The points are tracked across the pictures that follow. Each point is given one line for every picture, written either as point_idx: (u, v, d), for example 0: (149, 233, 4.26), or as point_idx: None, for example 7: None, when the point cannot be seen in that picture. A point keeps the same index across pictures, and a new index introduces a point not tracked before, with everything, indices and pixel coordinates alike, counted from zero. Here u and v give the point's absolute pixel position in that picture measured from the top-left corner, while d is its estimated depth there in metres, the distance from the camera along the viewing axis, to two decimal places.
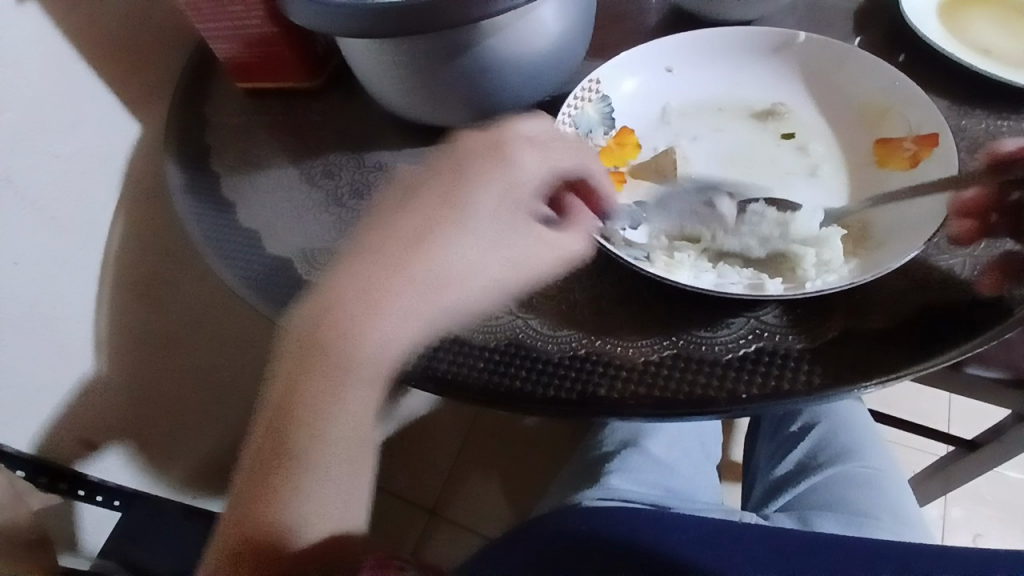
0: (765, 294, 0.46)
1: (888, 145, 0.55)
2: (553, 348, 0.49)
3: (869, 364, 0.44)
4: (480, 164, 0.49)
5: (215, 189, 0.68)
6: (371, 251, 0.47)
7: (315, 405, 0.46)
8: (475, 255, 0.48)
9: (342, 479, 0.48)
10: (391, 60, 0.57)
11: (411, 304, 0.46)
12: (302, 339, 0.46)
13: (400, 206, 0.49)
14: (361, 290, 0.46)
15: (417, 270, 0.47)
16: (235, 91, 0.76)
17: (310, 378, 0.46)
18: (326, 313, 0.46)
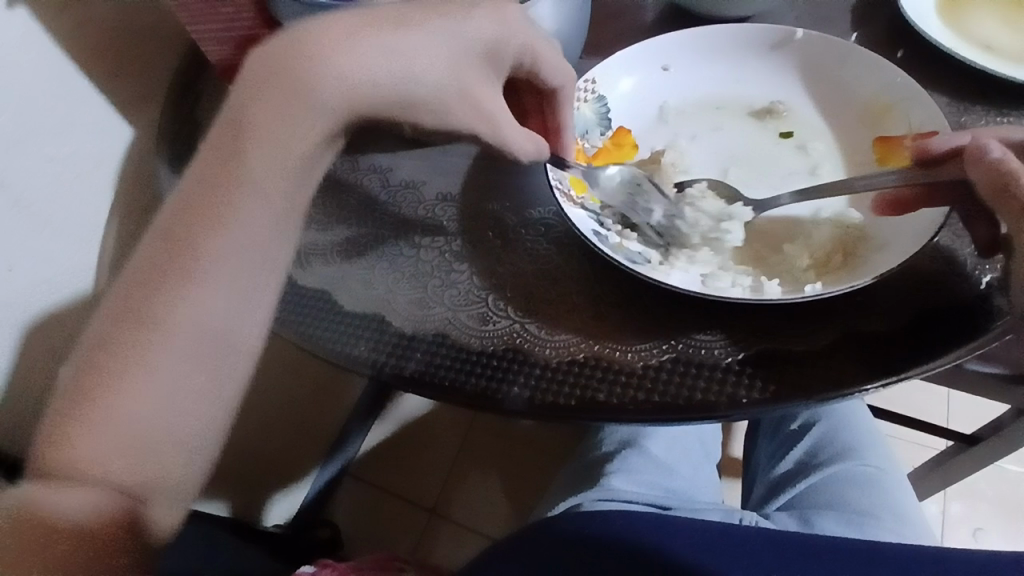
0: (765, 298, 0.46)
1: (887, 144, 0.54)
2: (552, 352, 0.48)
3: (869, 366, 0.44)
4: (483, 19, 0.45)
5: None
6: (351, 21, 0.41)
7: (203, 216, 0.36)
8: (436, 50, 0.43)
9: (190, 350, 0.34)
10: None
11: (383, 66, 0.41)
12: (226, 131, 0.37)
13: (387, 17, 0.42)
14: (309, 70, 0.38)
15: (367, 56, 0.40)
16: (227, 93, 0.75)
17: (211, 183, 0.36)
18: (261, 85, 0.38)
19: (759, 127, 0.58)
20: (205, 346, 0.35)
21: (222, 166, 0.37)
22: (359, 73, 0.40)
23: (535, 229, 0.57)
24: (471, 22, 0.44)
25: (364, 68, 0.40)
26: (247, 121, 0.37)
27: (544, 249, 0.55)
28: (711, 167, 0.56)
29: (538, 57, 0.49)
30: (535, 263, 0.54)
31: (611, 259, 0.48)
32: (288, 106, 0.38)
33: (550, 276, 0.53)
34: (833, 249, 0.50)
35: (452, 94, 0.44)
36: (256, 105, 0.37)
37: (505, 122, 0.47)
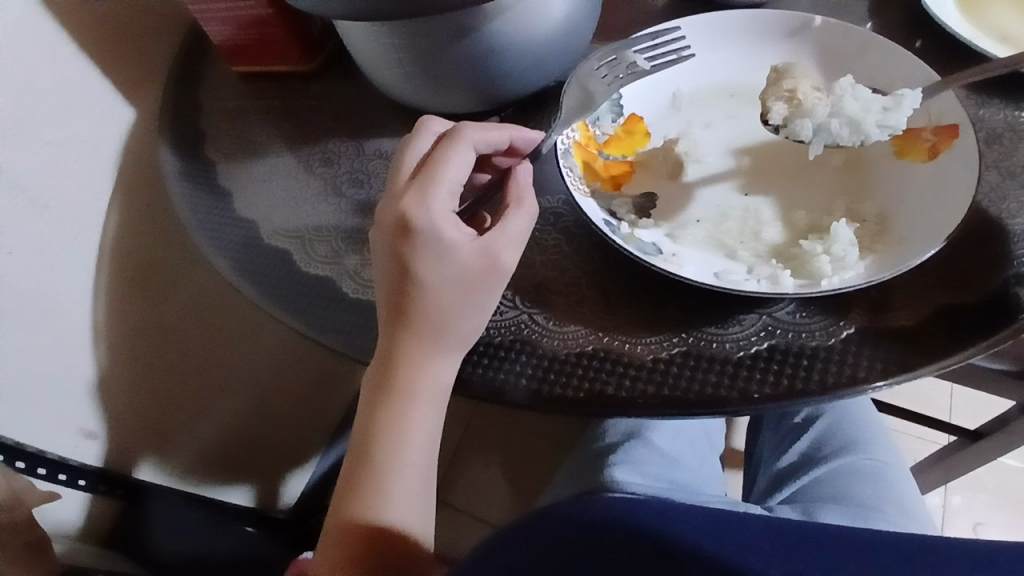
0: (781, 292, 0.43)
1: (907, 136, 0.50)
2: (560, 344, 0.48)
3: (885, 363, 0.43)
4: (425, 204, 0.44)
5: (212, 177, 0.66)
6: (400, 338, 0.45)
7: (385, 445, 0.46)
8: (466, 264, 0.44)
9: (418, 480, 0.46)
10: (389, 44, 0.55)
11: (456, 333, 0.45)
12: (374, 397, 0.46)
13: (399, 270, 0.44)
14: (415, 329, 0.44)
15: (425, 309, 0.44)
16: (229, 76, 0.74)
17: (385, 416, 0.45)
18: (388, 361, 0.45)
19: None
20: (422, 475, 0.47)
21: (392, 398, 0.45)
22: (453, 309, 0.45)
23: (543, 217, 0.55)
24: (436, 219, 0.44)
25: (434, 315, 0.44)
26: (393, 375, 0.45)
27: (553, 238, 0.54)
28: (726, 156, 0.54)
29: (453, 179, 0.45)
30: (543, 252, 0.53)
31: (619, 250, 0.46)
32: (431, 346, 0.45)
33: (559, 266, 0.52)
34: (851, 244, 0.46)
35: (489, 265, 0.45)
36: (387, 380, 0.45)
37: (503, 242, 0.45)
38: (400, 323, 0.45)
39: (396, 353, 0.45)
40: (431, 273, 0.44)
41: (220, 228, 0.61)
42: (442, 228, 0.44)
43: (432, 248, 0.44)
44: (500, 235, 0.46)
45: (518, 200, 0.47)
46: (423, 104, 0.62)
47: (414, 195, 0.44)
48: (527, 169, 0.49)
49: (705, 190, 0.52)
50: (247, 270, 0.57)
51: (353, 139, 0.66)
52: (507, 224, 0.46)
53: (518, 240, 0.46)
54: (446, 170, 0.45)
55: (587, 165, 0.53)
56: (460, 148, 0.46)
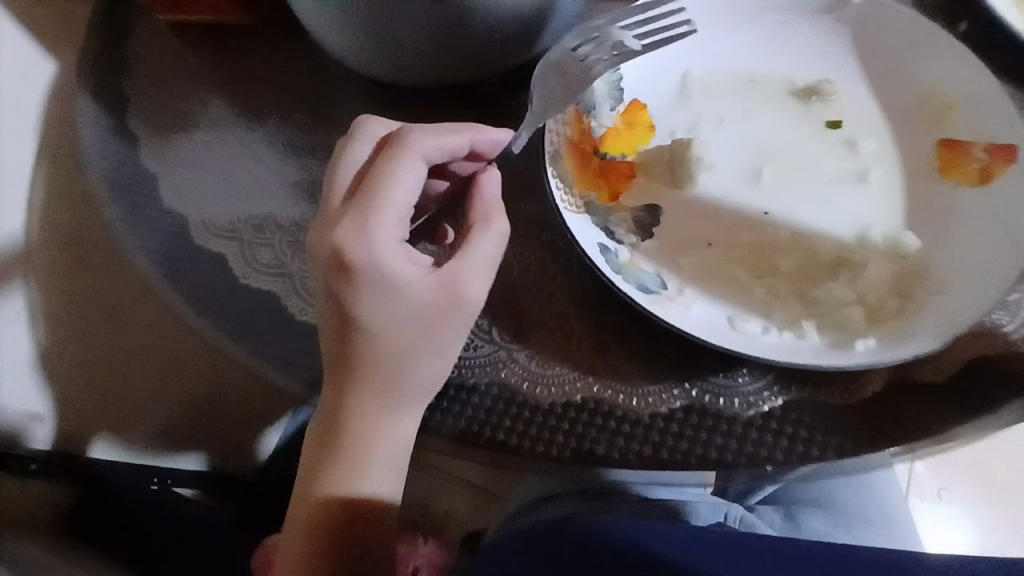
0: (802, 364, 0.35)
1: (956, 149, 0.44)
2: (544, 391, 0.41)
3: (908, 429, 0.39)
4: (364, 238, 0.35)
5: (138, 157, 0.55)
6: (343, 393, 0.38)
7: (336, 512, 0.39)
8: (422, 306, 0.37)
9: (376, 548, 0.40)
10: (341, 8, 0.44)
11: (413, 387, 0.38)
12: (320, 460, 0.39)
13: (339, 315, 0.36)
14: (363, 385, 0.37)
15: (373, 362, 0.37)
16: (157, 24, 0.62)
17: (331, 480, 0.39)
18: (331, 419, 0.38)
19: (801, 112, 0.47)
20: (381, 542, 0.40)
21: (340, 461, 0.38)
22: (410, 360, 0.37)
23: (526, 227, 0.47)
24: (381, 254, 0.36)
25: (385, 368, 0.37)
26: (339, 436, 0.38)
27: (538, 255, 0.46)
28: (744, 162, 0.45)
29: (399, 201, 0.36)
30: (525, 271, 0.45)
31: (618, 288, 0.39)
32: (381, 401, 0.37)
33: (545, 291, 0.44)
34: (886, 291, 0.39)
35: (450, 305, 0.37)
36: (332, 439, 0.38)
37: (465, 274, 0.37)
38: (343, 377, 0.37)
39: (340, 412, 0.38)
40: (379, 320, 0.36)
41: (148, 222, 0.52)
42: (390, 265, 0.36)
43: (378, 290, 0.36)
44: (463, 268, 0.37)
45: (485, 218, 0.38)
46: (384, 76, 0.52)
47: (351, 224, 0.36)
48: (494, 178, 0.40)
49: (718, 204, 0.44)
50: (178, 277, 0.49)
51: (303, 114, 0.56)
52: (472, 251, 0.37)
53: (487, 270, 0.38)
54: (390, 191, 0.36)
55: (580, 169, 0.44)
56: (405, 161, 0.37)
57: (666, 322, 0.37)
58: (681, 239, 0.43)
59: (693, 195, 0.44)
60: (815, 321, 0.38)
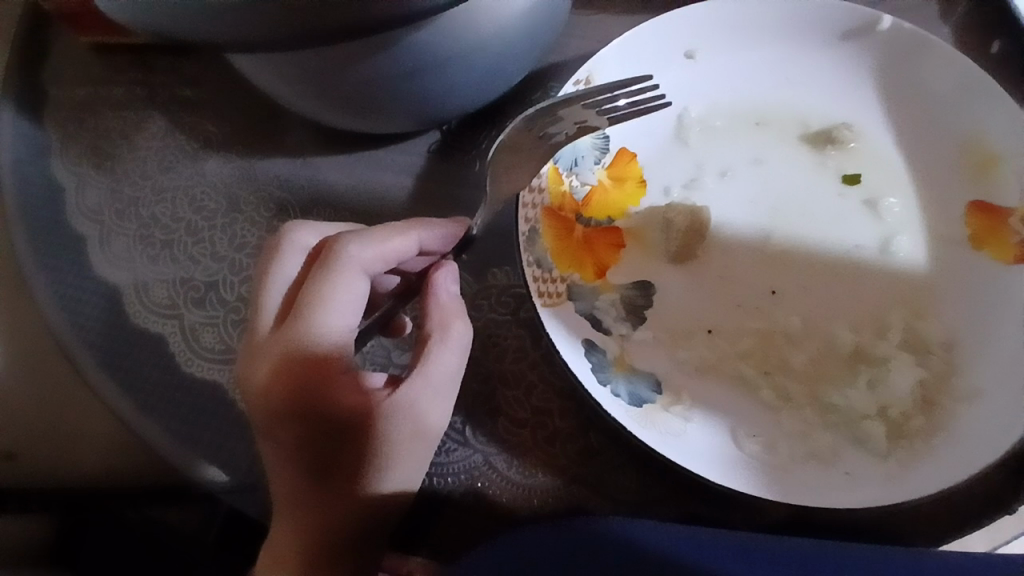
0: (813, 500, 0.31)
1: (991, 217, 0.38)
2: (526, 504, 0.36)
3: (931, 538, 0.35)
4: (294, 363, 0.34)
5: (63, 212, 0.49)
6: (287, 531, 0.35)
7: None
8: (365, 430, 0.35)
9: None
10: (274, 59, 0.38)
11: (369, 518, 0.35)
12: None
13: (277, 448, 0.35)
14: (309, 522, 0.35)
15: (319, 496, 0.35)
16: (78, 45, 0.54)
17: None
18: (276, 560, 0.36)
19: (815, 163, 0.41)
20: None
21: None
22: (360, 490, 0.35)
23: (500, 301, 0.41)
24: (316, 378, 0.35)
25: (333, 500, 0.35)
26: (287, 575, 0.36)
27: (513, 335, 0.40)
28: (747, 225, 0.40)
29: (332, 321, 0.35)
30: (502, 357, 0.40)
31: (603, 404, 0.34)
32: (330, 536, 0.35)
33: (526, 382, 0.39)
34: (913, 400, 0.34)
35: (397, 427, 0.35)
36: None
37: (416, 391, 0.35)
38: (284, 513, 0.35)
39: (284, 554, 0.35)
40: (321, 451, 0.35)
41: (73, 289, 0.46)
42: (328, 393, 0.34)
43: (320, 421, 0.35)
44: (416, 387, 0.35)
45: (434, 325, 0.36)
46: (332, 121, 0.45)
47: (285, 353, 0.35)
48: (448, 276, 0.37)
49: (719, 278, 0.39)
50: (110, 358, 0.43)
51: (247, 157, 0.49)
52: (419, 365, 0.35)
53: (443, 384, 0.35)
54: (325, 316, 0.35)
55: (560, 243, 0.39)
56: (334, 282, 0.35)
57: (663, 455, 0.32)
58: (675, 331, 0.37)
59: (690, 270, 0.39)
60: (831, 436, 0.34)
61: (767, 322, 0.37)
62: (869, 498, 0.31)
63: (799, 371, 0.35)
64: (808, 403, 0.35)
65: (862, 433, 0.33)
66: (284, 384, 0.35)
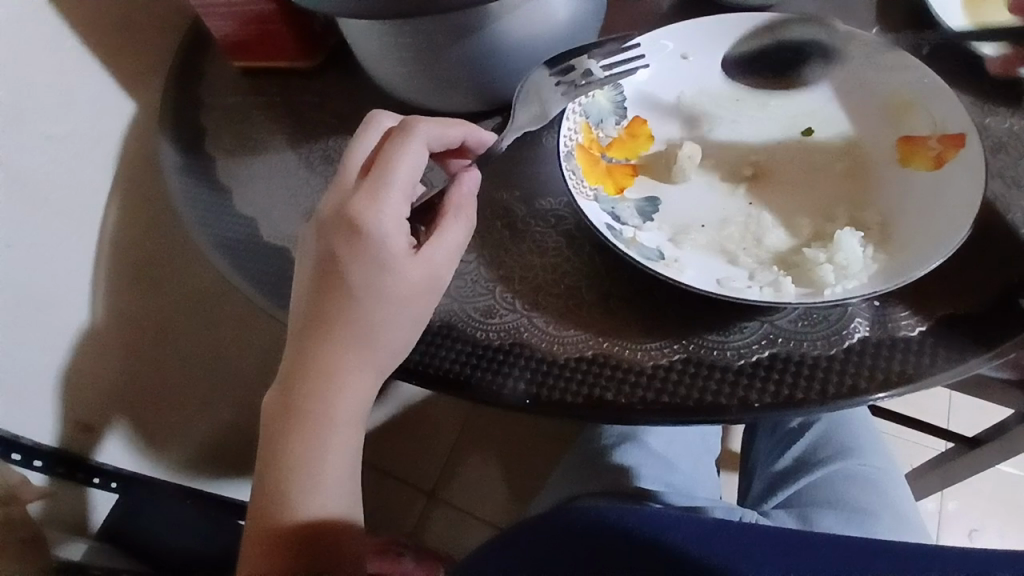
0: (783, 303, 0.44)
1: (912, 143, 0.51)
2: (559, 348, 0.47)
3: (887, 372, 0.44)
4: (368, 200, 0.45)
5: (214, 175, 0.65)
6: (327, 337, 0.46)
7: (306, 435, 0.46)
8: (405, 265, 0.46)
9: (339, 472, 0.47)
10: (393, 43, 0.55)
11: (390, 339, 0.46)
12: (297, 388, 0.46)
13: (334, 273, 0.46)
14: (342, 335, 0.45)
15: (353, 314, 0.45)
16: (230, 70, 0.73)
17: (305, 408, 0.46)
18: (310, 359, 0.46)
19: (781, 124, 0.56)
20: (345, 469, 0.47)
21: (311, 397, 0.46)
22: (385, 318, 0.45)
23: (544, 220, 0.55)
24: (385, 217, 0.45)
25: (364, 322, 0.45)
26: (316, 371, 0.46)
27: (553, 241, 0.53)
28: (728, 161, 0.54)
29: (403, 175, 0.46)
30: (543, 255, 0.52)
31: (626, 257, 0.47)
32: (358, 349, 0.46)
33: (560, 270, 0.51)
34: (854, 257, 0.46)
35: (423, 270, 0.46)
36: (306, 378, 0.46)
37: (441, 250, 0.47)
38: (322, 325, 0.46)
39: (325, 354, 0.46)
40: (367, 280, 0.45)
41: (218, 225, 0.61)
42: (385, 233, 0.45)
43: (373, 253, 0.45)
44: (440, 249, 0.47)
45: (458, 207, 0.48)
46: (422, 103, 0.61)
47: (367, 197, 0.46)
48: (473, 178, 0.50)
49: (708, 194, 0.52)
50: (245, 267, 0.57)
51: (355, 137, 0.66)
52: (448, 230, 0.47)
53: (457, 249, 0.48)
54: (395, 172, 0.46)
55: (590, 166, 0.53)
56: (413, 145, 0.47)
57: (662, 275, 0.45)
58: (676, 225, 0.51)
59: (688, 187, 0.53)
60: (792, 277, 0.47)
61: (745, 220, 0.51)
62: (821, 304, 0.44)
63: (769, 247, 0.49)
64: (773, 261, 0.48)
65: (815, 276, 0.46)
66: (358, 214, 0.45)
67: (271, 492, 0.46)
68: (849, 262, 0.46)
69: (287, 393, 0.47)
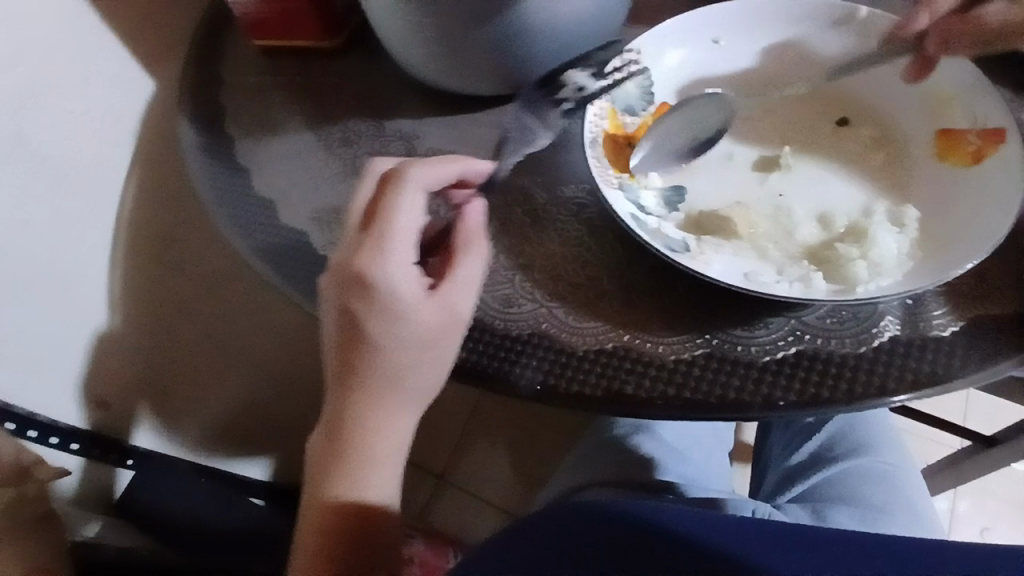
0: (812, 299, 0.43)
1: (950, 137, 0.50)
2: (578, 340, 0.47)
3: (916, 372, 0.42)
4: (376, 260, 0.43)
5: (232, 156, 0.65)
6: (355, 394, 0.44)
7: (347, 480, 0.46)
8: (424, 317, 0.44)
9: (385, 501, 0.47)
10: (416, 22, 0.54)
11: (420, 382, 0.45)
12: (330, 437, 0.46)
13: (352, 337, 0.44)
14: (369, 387, 0.44)
15: (377, 369, 0.44)
16: (249, 48, 0.72)
17: (341, 456, 0.46)
18: (338, 417, 0.45)
19: (812, 112, 0.54)
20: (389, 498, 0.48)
21: (346, 444, 0.45)
22: (411, 365, 0.44)
23: (566, 208, 0.54)
24: (394, 274, 0.43)
25: (391, 372, 0.44)
26: (349, 425, 0.45)
27: (574, 229, 0.52)
28: (761, 153, 0.52)
29: (407, 227, 0.44)
30: (565, 244, 0.51)
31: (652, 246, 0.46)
32: (385, 397, 0.45)
33: (580, 259, 0.50)
34: (888, 251, 0.45)
35: (445, 315, 0.44)
36: (341, 434, 0.45)
37: (456, 292, 0.45)
38: (346, 382, 0.45)
39: (354, 409, 0.45)
40: (387, 336, 0.43)
41: (235, 204, 0.60)
42: (401, 287, 0.43)
43: (390, 309, 0.43)
44: (458, 287, 0.45)
45: (467, 244, 0.47)
46: (444, 84, 0.60)
47: (371, 256, 0.43)
48: (477, 208, 0.48)
49: (736, 182, 0.51)
50: (262, 248, 0.57)
51: (374, 118, 0.65)
52: (462, 270, 0.46)
53: (473, 288, 0.46)
54: (398, 223, 0.44)
55: (615, 154, 0.52)
56: (408, 196, 0.45)
57: (685, 267, 0.44)
58: (701, 214, 0.50)
59: (717, 177, 0.52)
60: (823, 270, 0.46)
61: (774, 211, 0.49)
62: (852, 302, 0.43)
63: (799, 240, 0.48)
64: (803, 256, 0.47)
65: (847, 273, 0.45)
66: (364, 281, 0.43)
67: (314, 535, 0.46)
68: (882, 259, 0.45)
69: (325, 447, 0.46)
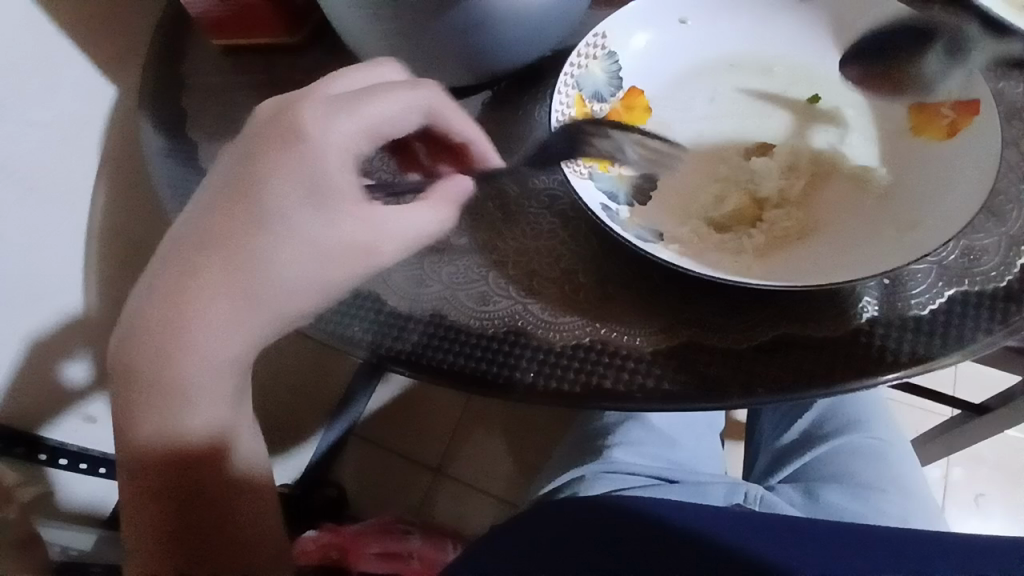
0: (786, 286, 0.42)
1: (925, 111, 0.49)
2: (555, 336, 0.46)
3: (896, 354, 0.42)
4: (323, 119, 0.42)
5: (198, 160, 0.63)
6: (215, 259, 0.39)
7: (171, 360, 0.40)
8: (321, 212, 0.40)
9: (201, 409, 0.41)
10: (376, 15, 0.52)
11: (286, 289, 0.40)
12: (163, 291, 0.40)
13: (246, 182, 0.41)
14: (224, 268, 0.39)
15: (257, 239, 0.40)
16: (210, 48, 0.70)
17: (169, 325, 0.40)
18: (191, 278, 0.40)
19: (784, 90, 0.53)
20: (209, 408, 0.41)
21: (182, 318, 0.40)
22: (283, 266, 0.40)
23: (538, 200, 0.53)
24: (331, 144, 0.41)
25: (258, 262, 0.40)
26: (195, 301, 0.40)
27: (548, 222, 0.51)
28: (735, 137, 0.52)
29: (379, 125, 0.43)
30: (538, 238, 0.50)
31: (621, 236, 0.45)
32: (246, 294, 0.40)
33: (555, 253, 0.49)
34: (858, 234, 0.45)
35: (340, 230, 0.41)
36: (176, 288, 0.40)
37: (382, 214, 0.42)
38: (217, 242, 0.40)
39: (209, 286, 0.40)
40: (280, 207, 0.40)
41: None
42: (330, 163, 0.41)
43: (305, 178, 0.40)
44: (386, 213, 0.42)
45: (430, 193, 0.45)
46: None
47: (316, 114, 0.42)
48: (461, 184, 0.46)
49: (709, 167, 0.51)
50: None
51: None
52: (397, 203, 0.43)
53: (408, 230, 0.43)
54: (374, 106, 0.43)
55: (586, 144, 0.50)
56: (404, 92, 0.44)
57: (658, 258, 0.43)
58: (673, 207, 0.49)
59: (688, 163, 0.51)
60: (793, 253, 0.46)
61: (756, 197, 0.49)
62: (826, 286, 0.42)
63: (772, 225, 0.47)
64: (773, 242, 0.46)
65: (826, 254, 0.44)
66: (291, 135, 0.41)
67: (124, 405, 0.41)
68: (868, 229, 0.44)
69: (148, 300, 0.40)
